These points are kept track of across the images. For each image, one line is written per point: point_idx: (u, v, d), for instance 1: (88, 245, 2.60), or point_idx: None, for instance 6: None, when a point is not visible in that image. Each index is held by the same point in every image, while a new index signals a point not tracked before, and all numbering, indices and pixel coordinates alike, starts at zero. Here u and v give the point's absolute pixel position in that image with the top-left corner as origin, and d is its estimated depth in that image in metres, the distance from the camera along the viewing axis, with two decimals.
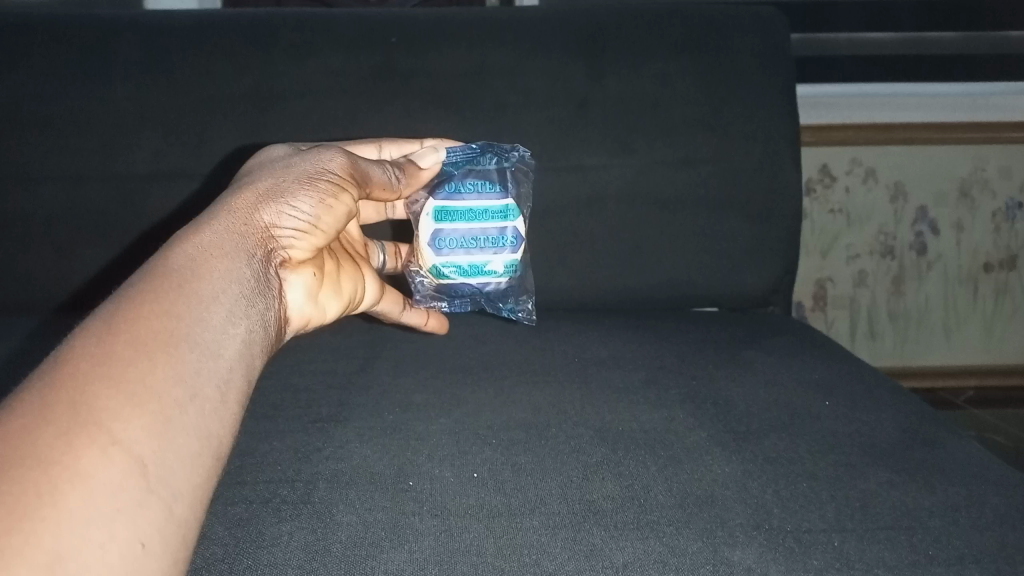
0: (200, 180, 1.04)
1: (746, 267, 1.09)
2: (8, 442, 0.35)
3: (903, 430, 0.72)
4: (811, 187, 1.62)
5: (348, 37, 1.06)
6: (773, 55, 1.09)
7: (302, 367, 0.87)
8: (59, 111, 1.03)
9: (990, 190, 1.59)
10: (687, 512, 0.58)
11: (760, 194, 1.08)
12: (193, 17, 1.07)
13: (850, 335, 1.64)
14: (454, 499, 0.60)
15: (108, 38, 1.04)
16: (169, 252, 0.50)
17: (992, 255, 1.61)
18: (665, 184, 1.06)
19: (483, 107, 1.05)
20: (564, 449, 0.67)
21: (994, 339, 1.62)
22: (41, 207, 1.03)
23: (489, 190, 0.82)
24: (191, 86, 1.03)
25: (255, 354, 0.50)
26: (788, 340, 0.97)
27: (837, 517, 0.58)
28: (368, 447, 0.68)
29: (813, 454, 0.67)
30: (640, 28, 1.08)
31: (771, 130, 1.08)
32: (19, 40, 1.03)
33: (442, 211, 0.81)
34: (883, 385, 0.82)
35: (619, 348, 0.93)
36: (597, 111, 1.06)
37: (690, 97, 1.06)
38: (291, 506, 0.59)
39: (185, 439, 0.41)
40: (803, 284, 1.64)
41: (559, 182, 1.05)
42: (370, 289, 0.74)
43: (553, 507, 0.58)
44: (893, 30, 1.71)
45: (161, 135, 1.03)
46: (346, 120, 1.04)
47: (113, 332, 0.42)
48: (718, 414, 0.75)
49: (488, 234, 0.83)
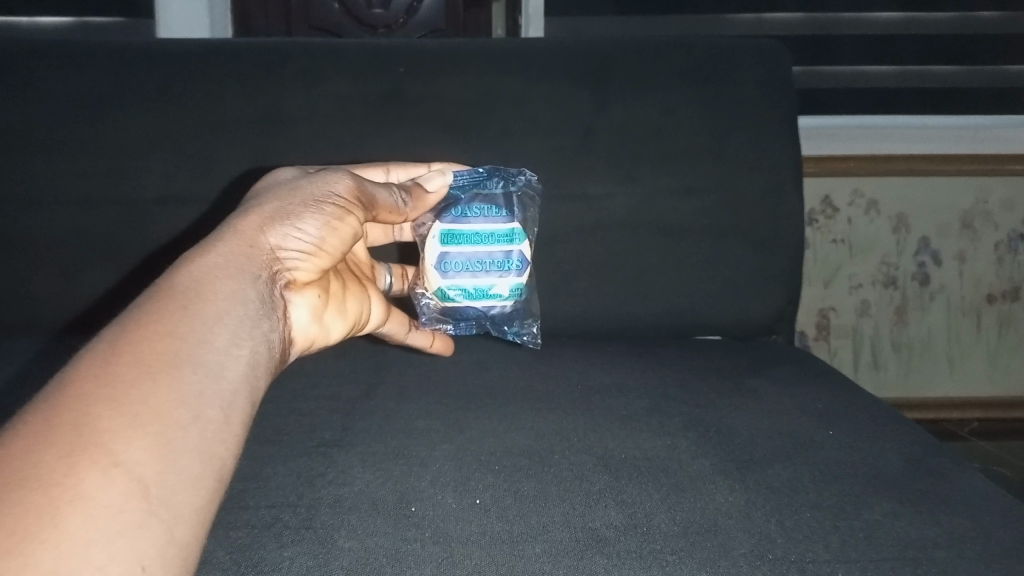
0: (207, 205, 1.05)
1: (750, 296, 1.10)
2: (12, 464, 0.36)
3: (907, 461, 0.71)
4: (812, 217, 1.63)
5: (357, 65, 1.07)
6: (776, 86, 1.11)
7: (305, 391, 0.87)
8: (72, 135, 1.04)
9: (993, 222, 1.60)
10: (690, 541, 0.58)
11: (763, 223, 1.08)
12: (205, 44, 1.08)
13: (854, 365, 1.64)
14: (457, 526, 0.60)
15: (121, 64, 1.06)
16: (174, 275, 0.50)
17: (996, 286, 1.61)
18: (668, 213, 1.07)
19: (489, 135, 1.06)
20: (566, 476, 0.67)
21: (998, 370, 1.62)
22: (50, 230, 1.04)
23: (495, 214, 0.83)
24: (202, 112, 1.05)
25: (259, 376, 0.50)
26: (791, 369, 0.97)
27: (840, 547, 0.58)
28: (370, 472, 0.68)
29: (817, 483, 0.67)
30: (644, 59, 1.09)
31: (774, 160, 1.09)
32: (34, 65, 1.05)
33: (448, 234, 0.82)
34: (888, 415, 0.82)
35: (622, 376, 0.93)
36: (602, 140, 1.07)
37: (694, 126, 1.07)
38: (292, 532, 0.59)
39: (187, 461, 0.41)
40: (806, 314, 1.64)
41: (564, 209, 1.06)
42: (376, 310, 0.74)
43: (555, 535, 0.58)
44: (892, 63, 1.74)
45: (169, 159, 1.05)
46: (354, 146, 1.05)
47: (116, 354, 0.43)
48: (722, 442, 0.75)
49: (494, 258, 0.83)
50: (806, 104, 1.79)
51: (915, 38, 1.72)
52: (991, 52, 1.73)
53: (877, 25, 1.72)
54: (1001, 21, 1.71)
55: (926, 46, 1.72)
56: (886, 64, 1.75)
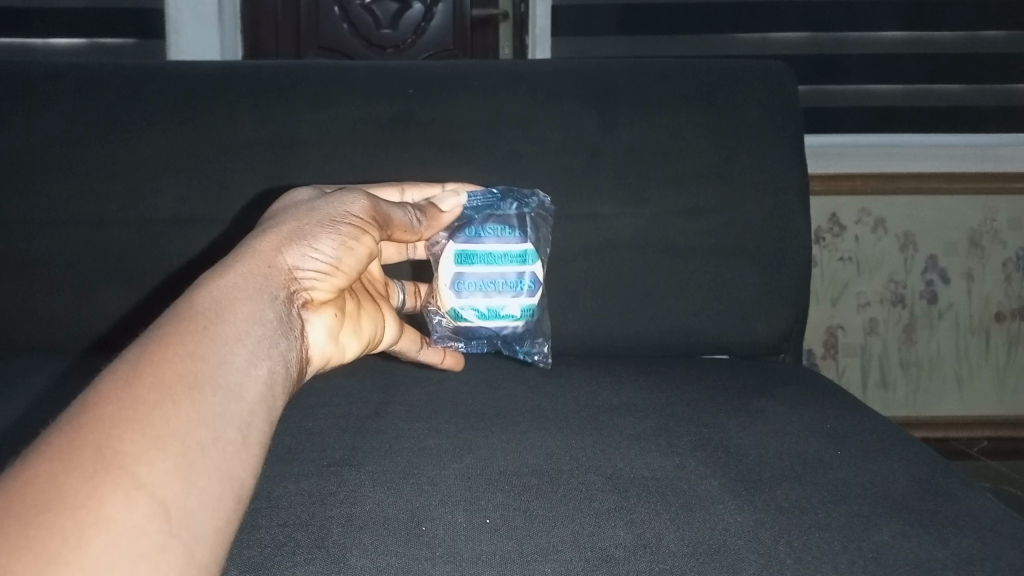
0: (218, 225, 1.06)
1: (757, 316, 1.10)
2: (37, 486, 0.36)
3: (915, 481, 0.71)
4: (819, 236, 1.63)
5: (367, 87, 1.09)
6: (783, 107, 1.12)
7: (315, 411, 0.87)
8: (86, 156, 1.06)
9: (1001, 240, 1.60)
10: (700, 561, 0.58)
11: (770, 243, 1.09)
12: (219, 66, 1.10)
13: (862, 383, 1.64)
14: (469, 545, 0.60)
15: (135, 86, 1.08)
16: (195, 295, 0.51)
17: (1004, 305, 1.61)
18: (675, 233, 1.08)
19: (498, 156, 1.08)
20: (576, 496, 0.68)
21: (1007, 389, 1.61)
22: (65, 251, 1.06)
23: (508, 235, 0.84)
24: (215, 134, 1.06)
25: (278, 395, 0.51)
26: (798, 388, 0.97)
27: (850, 569, 0.58)
28: (380, 491, 0.68)
29: (825, 503, 0.67)
30: (650, 81, 1.11)
31: (782, 181, 1.09)
32: (50, 86, 1.07)
33: (462, 255, 0.82)
34: (898, 435, 0.82)
35: (630, 396, 0.93)
36: (609, 161, 1.08)
37: (700, 148, 1.08)
38: (304, 550, 0.59)
39: (206, 482, 0.41)
40: (814, 332, 1.63)
41: (573, 230, 1.07)
42: (389, 329, 0.75)
43: (566, 554, 0.59)
44: (897, 82, 1.76)
45: (182, 181, 1.06)
46: (362, 167, 1.07)
47: (138, 375, 0.43)
48: (731, 462, 0.75)
49: (506, 278, 0.84)
50: (811, 123, 1.80)
51: (923, 58, 1.74)
52: (997, 71, 1.74)
53: (882, 46, 1.74)
54: (1005, 42, 1.72)
55: (931, 66, 1.74)
56: (891, 83, 1.76)
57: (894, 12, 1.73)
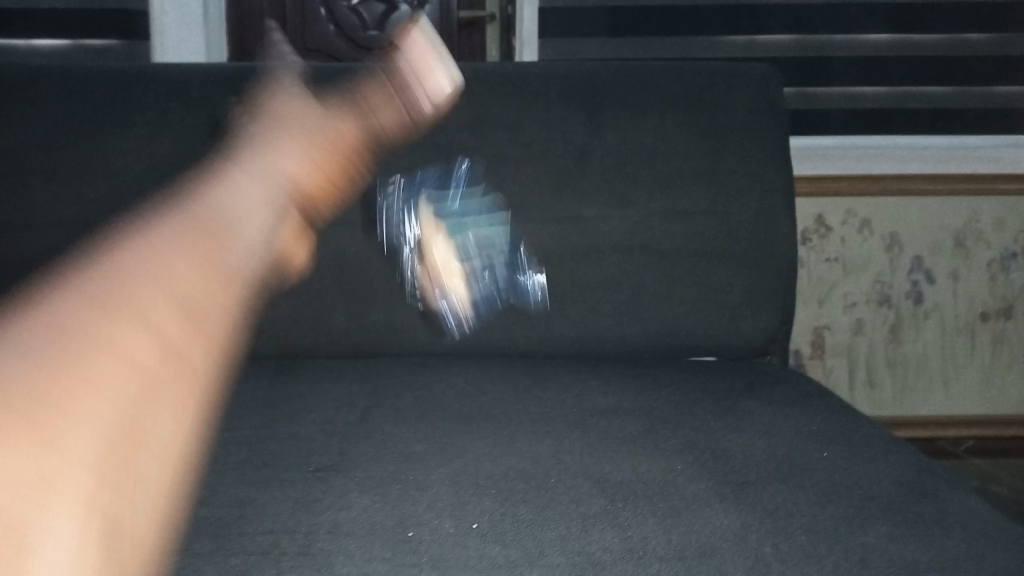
0: None
1: (744, 317, 1.10)
2: None
3: (901, 482, 0.72)
4: (806, 237, 1.64)
5: (353, 90, 1.09)
6: (770, 110, 1.12)
7: (301, 416, 0.87)
8: (68, 159, 1.05)
9: (985, 240, 1.61)
10: (686, 564, 0.58)
11: (756, 245, 1.09)
12: (204, 70, 1.10)
13: (849, 383, 1.64)
14: (455, 550, 0.60)
15: (120, 90, 1.07)
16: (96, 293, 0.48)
17: (990, 304, 1.62)
18: (662, 235, 1.08)
19: (486, 160, 1.08)
20: (563, 500, 0.68)
21: (993, 388, 1.62)
22: (46, 255, 1.04)
23: (478, 202, 1.04)
24: (200, 138, 1.06)
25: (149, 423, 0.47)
26: (784, 390, 0.97)
27: (837, 570, 0.58)
28: (367, 497, 0.68)
29: (811, 505, 0.67)
30: (637, 84, 1.11)
31: (768, 183, 1.10)
32: (32, 89, 1.06)
33: (459, 228, 1.00)
34: (884, 436, 0.82)
35: (617, 399, 0.93)
36: (596, 164, 1.08)
37: (687, 150, 1.09)
38: (289, 558, 0.59)
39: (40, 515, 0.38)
40: (801, 333, 1.64)
41: (560, 233, 1.07)
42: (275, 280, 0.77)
43: (553, 559, 0.59)
44: (883, 84, 1.77)
45: (166, 185, 1.05)
46: None
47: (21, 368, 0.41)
48: (718, 465, 0.75)
49: (492, 236, 1.02)
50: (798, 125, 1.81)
51: (909, 60, 1.75)
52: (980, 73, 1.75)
53: (867, 48, 1.75)
54: (988, 45, 1.73)
55: (916, 69, 1.75)
56: (877, 85, 1.78)
57: (878, 15, 1.74)
